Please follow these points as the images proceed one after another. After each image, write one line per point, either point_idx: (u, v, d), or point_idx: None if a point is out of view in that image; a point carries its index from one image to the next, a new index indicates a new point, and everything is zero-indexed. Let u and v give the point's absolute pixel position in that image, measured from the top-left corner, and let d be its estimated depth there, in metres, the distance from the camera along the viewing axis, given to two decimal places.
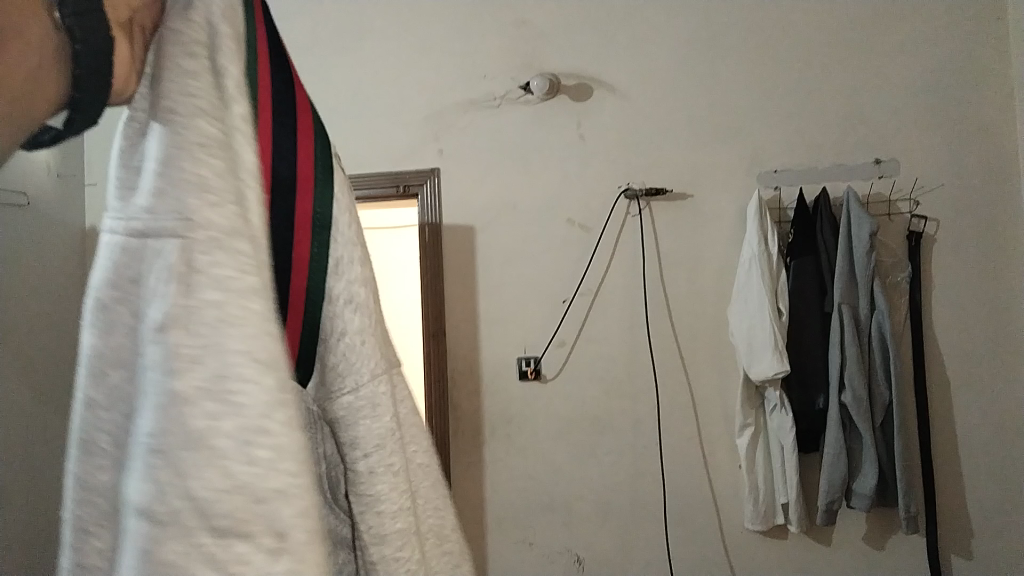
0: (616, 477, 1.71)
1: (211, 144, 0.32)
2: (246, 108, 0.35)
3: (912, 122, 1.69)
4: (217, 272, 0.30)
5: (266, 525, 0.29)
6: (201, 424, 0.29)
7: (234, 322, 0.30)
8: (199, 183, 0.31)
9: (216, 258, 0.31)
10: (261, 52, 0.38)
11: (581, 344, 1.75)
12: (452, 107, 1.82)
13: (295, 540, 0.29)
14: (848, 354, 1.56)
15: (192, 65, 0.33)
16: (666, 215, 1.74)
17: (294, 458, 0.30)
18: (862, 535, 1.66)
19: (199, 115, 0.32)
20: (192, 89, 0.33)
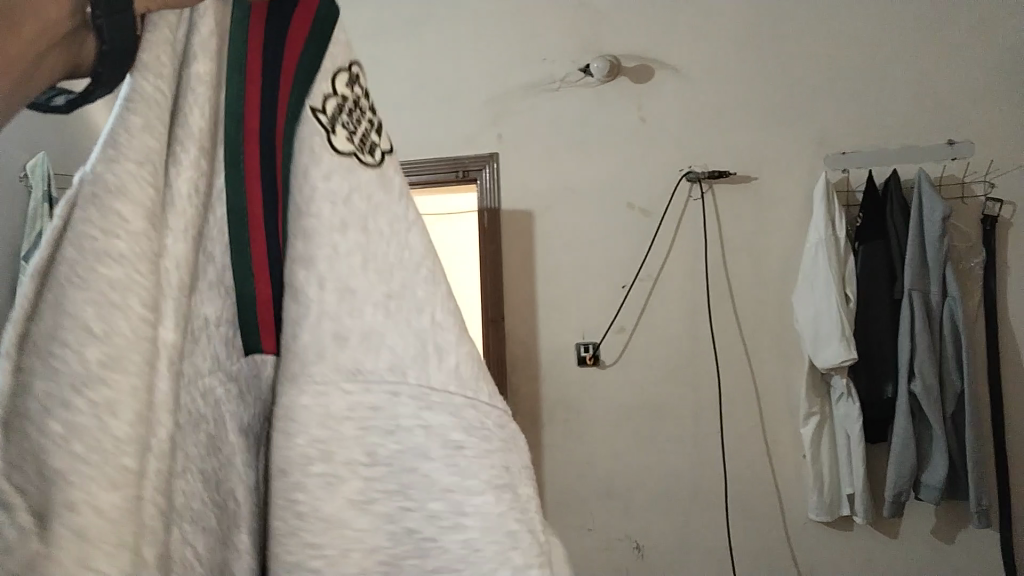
0: (675, 464, 1.69)
1: (139, 99, 0.32)
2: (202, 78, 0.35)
3: (989, 101, 1.61)
4: (85, 223, 0.29)
5: (35, 501, 0.27)
6: (39, 379, 0.28)
7: (93, 282, 0.28)
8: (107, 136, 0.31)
9: (92, 210, 0.29)
10: (254, 16, 0.38)
11: (640, 330, 1.73)
12: (511, 92, 1.80)
13: (53, 537, 0.26)
14: (918, 342, 1.51)
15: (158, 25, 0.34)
16: (729, 199, 1.70)
17: (118, 455, 0.27)
18: (931, 528, 1.61)
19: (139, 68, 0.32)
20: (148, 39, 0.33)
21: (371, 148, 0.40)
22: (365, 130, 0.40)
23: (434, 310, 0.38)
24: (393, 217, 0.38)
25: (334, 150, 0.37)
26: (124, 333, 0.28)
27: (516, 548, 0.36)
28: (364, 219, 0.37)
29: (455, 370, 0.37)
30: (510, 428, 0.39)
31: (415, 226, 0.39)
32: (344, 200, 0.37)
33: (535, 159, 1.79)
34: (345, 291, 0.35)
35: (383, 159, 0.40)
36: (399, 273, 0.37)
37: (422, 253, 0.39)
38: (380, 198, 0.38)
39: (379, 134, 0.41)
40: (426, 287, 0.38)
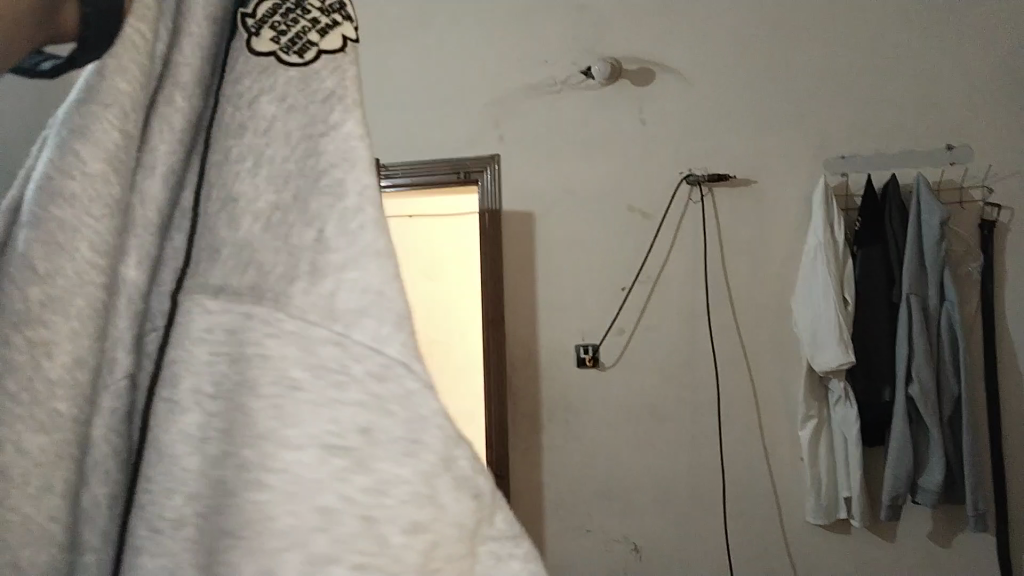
0: (674, 466, 1.70)
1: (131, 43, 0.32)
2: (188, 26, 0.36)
3: (988, 106, 1.62)
4: (65, 170, 0.30)
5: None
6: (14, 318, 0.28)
7: (73, 228, 0.29)
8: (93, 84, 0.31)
9: (66, 157, 0.30)
10: None
11: (639, 332, 1.73)
12: (513, 94, 1.81)
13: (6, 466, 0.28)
14: (916, 346, 1.52)
15: None
16: (728, 202, 1.71)
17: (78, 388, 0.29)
18: (928, 531, 1.62)
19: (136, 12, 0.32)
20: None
21: (301, 49, 0.36)
22: (304, 28, 0.36)
23: (342, 227, 0.33)
24: (311, 120, 0.34)
25: (250, 50, 0.36)
26: (73, 272, 0.29)
27: (325, 530, 0.29)
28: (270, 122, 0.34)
29: (350, 298, 0.32)
30: (397, 388, 0.31)
31: (343, 131, 0.34)
32: (245, 103, 0.35)
33: (537, 161, 1.80)
34: (226, 197, 0.33)
35: (315, 60, 0.36)
36: (302, 182, 0.33)
37: (336, 161, 0.33)
38: (296, 98, 0.35)
39: (329, 33, 0.37)
40: (334, 200, 0.33)
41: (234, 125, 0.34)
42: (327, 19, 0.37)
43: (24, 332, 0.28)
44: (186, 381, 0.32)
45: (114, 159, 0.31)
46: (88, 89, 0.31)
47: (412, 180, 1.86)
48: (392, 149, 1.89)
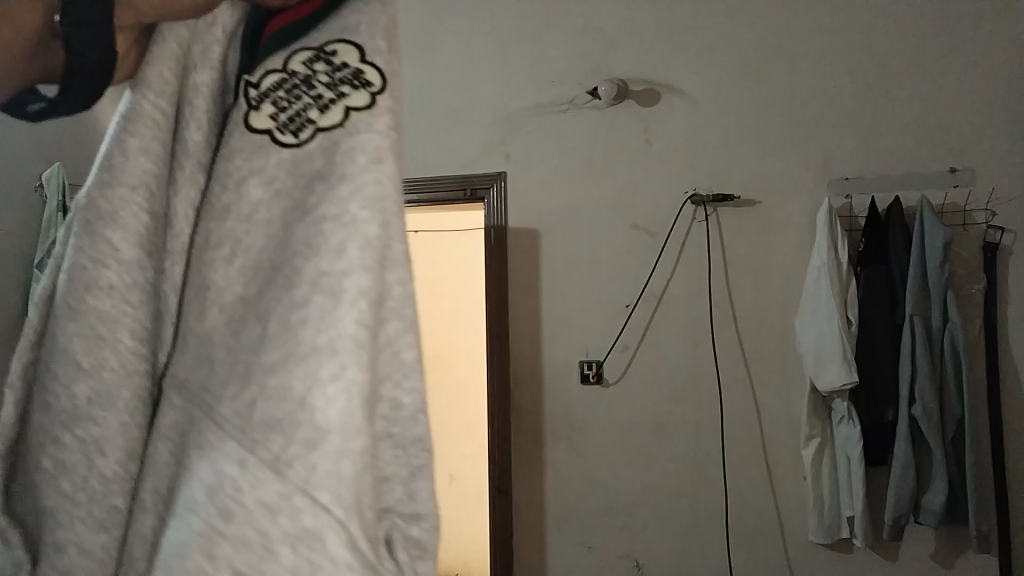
0: (677, 484, 1.71)
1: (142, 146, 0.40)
2: (203, 98, 0.42)
3: (991, 130, 1.63)
4: (91, 263, 0.38)
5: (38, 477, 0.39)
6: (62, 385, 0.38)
7: (101, 311, 0.38)
8: (109, 181, 0.39)
9: (88, 251, 0.39)
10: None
11: (643, 350, 1.74)
12: (520, 112, 1.84)
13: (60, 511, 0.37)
14: (920, 367, 1.52)
15: (161, 63, 0.41)
16: (733, 222, 1.72)
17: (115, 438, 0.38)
18: (931, 552, 1.62)
19: (145, 115, 0.40)
20: (152, 83, 0.40)
21: (298, 127, 0.41)
22: (305, 105, 0.42)
23: (302, 312, 0.38)
24: (291, 207, 0.41)
25: (248, 124, 0.41)
26: (117, 361, 0.38)
27: None
28: (255, 207, 0.40)
29: (289, 378, 0.38)
30: (284, 507, 0.36)
31: (318, 220, 0.40)
32: (236, 181, 0.40)
33: (544, 179, 1.81)
34: (199, 283, 0.39)
35: (310, 138, 0.41)
36: (271, 268, 0.40)
37: (304, 255, 0.39)
38: (285, 182, 0.41)
39: (332, 108, 0.42)
40: (292, 290, 0.39)
41: (221, 204, 0.40)
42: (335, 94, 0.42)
43: (72, 430, 0.38)
44: (166, 424, 0.39)
45: (136, 243, 0.39)
46: (106, 178, 0.40)
47: (420, 197, 1.88)
48: None
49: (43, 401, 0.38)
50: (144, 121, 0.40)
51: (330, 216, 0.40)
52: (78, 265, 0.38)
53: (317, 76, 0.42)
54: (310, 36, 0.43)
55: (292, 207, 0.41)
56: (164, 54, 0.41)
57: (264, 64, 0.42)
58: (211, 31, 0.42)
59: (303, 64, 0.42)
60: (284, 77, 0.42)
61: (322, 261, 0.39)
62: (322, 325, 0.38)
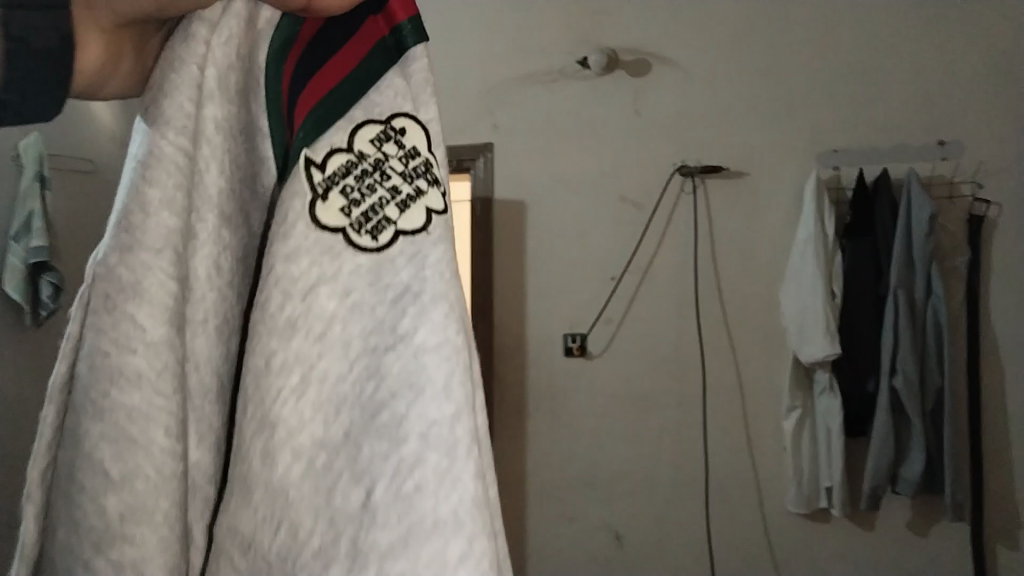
0: (659, 455, 1.72)
1: (167, 179, 0.31)
2: (219, 109, 0.33)
3: (981, 104, 1.62)
4: (118, 342, 0.29)
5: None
6: (88, 509, 0.29)
7: (132, 407, 0.29)
8: (131, 234, 0.30)
9: (111, 329, 0.29)
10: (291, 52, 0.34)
11: (628, 320, 1.74)
12: (507, 81, 1.80)
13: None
14: (901, 340, 1.52)
15: (177, 78, 0.32)
16: (720, 193, 1.71)
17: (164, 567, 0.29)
18: (907, 523, 1.65)
19: (163, 142, 0.31)
20: (168, 105, 0.31)
21: (376, 228, 0.33)
22: (381, 198, 0.33)
23: (402, 468, 0.30)
24: (371, 328, 0.32)
25: (315, 222, 0.32)
26: (152, 465, 0.29)
27: None
28: (327, 321, 0.31)
29: (413, 569, 0.29)
30: None
31: (418, 349, 0.31)
32: (302, 290, 0.31)
33: (531, 148, 1.79)
34: (265, 415, 0.31)
35: (389, 244, 0.33)
36: (358, 412, 0.31)
37: (396, 392, 0.31)
38: (361, 292, 0.32)
39: (409, 206, 0.34)
40: (391, 445, 0.30)
41: (284, 316, 0.31)
42: (413, 181, 0.34)
43: (108, 552, 0.28)
44: None
45: (165, 325, 0.30)
46: (125, 238, 0.30)
47: None
48: None
49: (64, 539, 0.29)
50: (163, 166, 0.31)
51: (432, 347, 0.31)
52: (93, 357, 0.29)
53: (390, 156, 0.34)
54: (363, 103, 0.35)
55: (375, 321, 0.32)
56: (181, 80, 0.32)
57: (322, 141, 0.33)
58: (213, 49, 0.32)
59: (371, 139, 0.34)
60: (351, 157, 0.33)
61: (417, 404, 0.31)
62: (438, 492, 0.30)
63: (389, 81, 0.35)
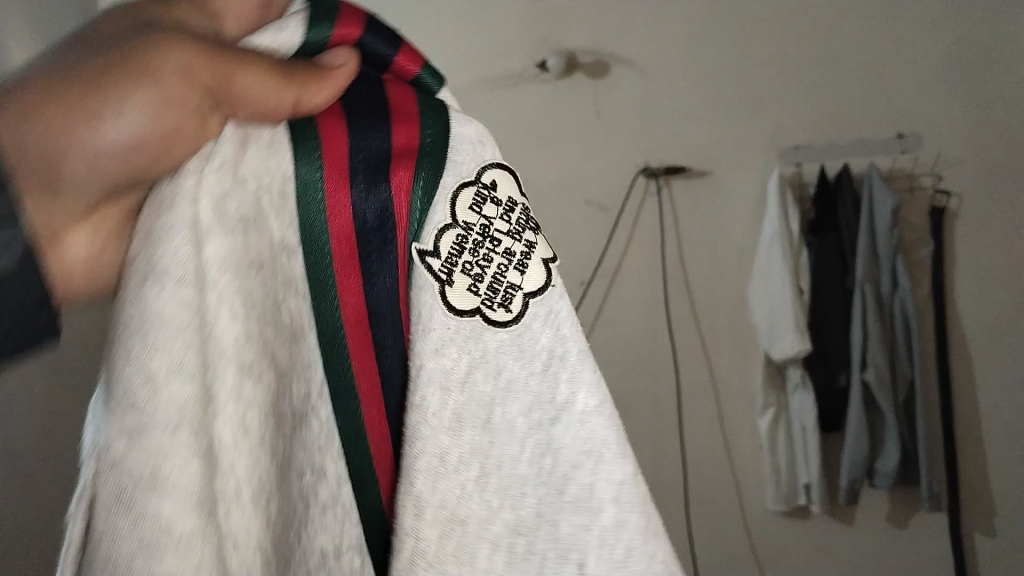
0: (637, 458, 1.71)
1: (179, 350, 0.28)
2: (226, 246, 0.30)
3: (936, 95, 1.65)
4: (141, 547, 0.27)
5: None
6: None
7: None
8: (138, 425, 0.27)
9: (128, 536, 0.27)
10: (331, 158, 0.33)
11: (599, 325, 1.73)
12: (467, 87, 1.78)
13: None
14: (870, 332, 1.53)
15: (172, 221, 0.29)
16: (685, 194, 1.71)
17: None
18: (885, 514, 1.68)
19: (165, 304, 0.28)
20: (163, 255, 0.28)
21: (506, 299, 0.35)
22: (499, 266, 0.35)
23: (598, 534, 0.32)
24: (533, 403, 0.33)
25: (451, 309, 0.33)
26: None
27: None
28: (489, 405, 0.33)
29: None
30: None
31: (575, 421, 0.33)
32: (461, 375, 0.32)
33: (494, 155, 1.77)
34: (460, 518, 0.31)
35: (522, 311, 0.35)
36: (542, 490, 0.33)
37: (574, 464, 0.33)
38: (513, 368, 0.33)
39: (527, 267, 0.36)
40: (587, 514, 0.33)
41: (450, 412, 0.32)
42: (519, 235, 0.36)
43: None
44: None
45: (191, 488, 0.28)
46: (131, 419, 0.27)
47: None
48: None
49: None
50: (163, 325, 0.28)
51: (587, 417, 0.33)
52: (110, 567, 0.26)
53: (494, 217, 0.36)
54: (450, 166, 0.35)
55: (530, 398, 0.33)
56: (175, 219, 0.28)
57: (430, 228, 0.34)
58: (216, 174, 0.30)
59: (472, 207, 0.35)
60: (464, 232, 0.35)
61: (589, 466, 0.33)
62: (635, 545, 0.33)
63: (458, 135, 0.36)
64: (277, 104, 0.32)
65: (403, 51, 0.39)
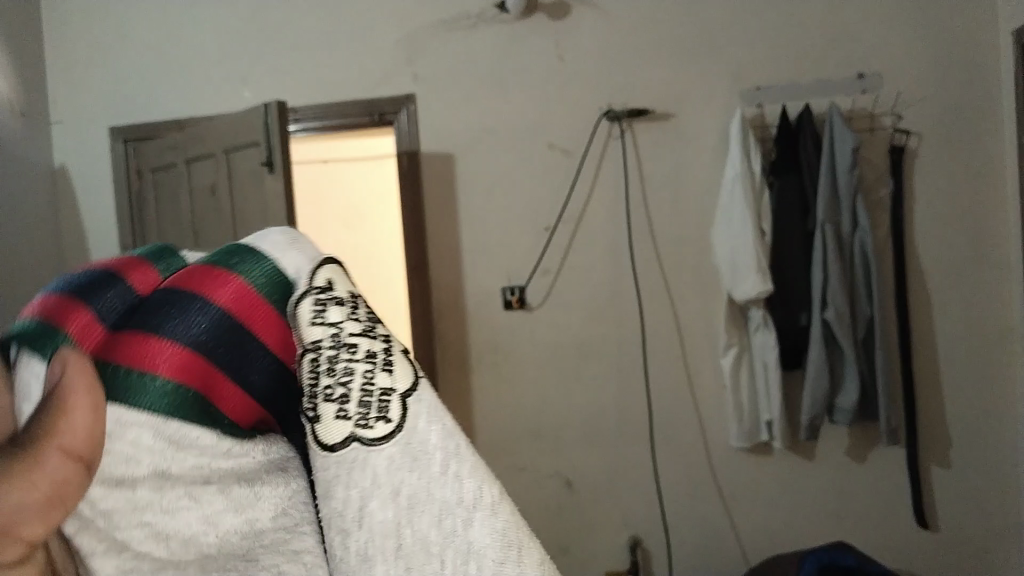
0: (604, 399, 1.75)
1: None
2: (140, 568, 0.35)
3: (895, 34, 1.66)
4: None
5: None
6: None
7: None
8: None
9: None
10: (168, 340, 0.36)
11: (564, 270, 1.74)
12: (425, 29, 1.74)
13: None
14: (831, 272, 1.55)
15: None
16: (648, 136, 1.71)
17: None
18: (845, 448, 1.73)
19: None
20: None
21: (382, 406, 0.37)
22: (366, 370, 0.38)
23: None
24: (441, 513, 0.36)
25: (329, 443, 0.37)
26: None
27: None
28: (397, 527, 0.36)
29: None
30: None
31: (483, 518, 0.36)
32: (361, 511, 0.36)
33: (456, 100, 1.75)
34: None
35: (404, 415, 0.37)
36: None
37: (491, 555, 0.35)
38: (412, 484, 0.36)
39: (391, 365, 0.38)
40: None
41: (358, 545, 0.36)
42: (373, 331, 0.39)
43: None
44: None
45: None
46: None
47: (325, 125, 1.78)
48: (299, 88, 1.79)
49: None
50: None
51: (489, 511, 0.36)
52: None
53: (342, 322, 0.38)
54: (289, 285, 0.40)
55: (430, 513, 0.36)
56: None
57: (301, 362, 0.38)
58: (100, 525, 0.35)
59: (313, 321, 0.38)
60: (316, 351, 0.38)
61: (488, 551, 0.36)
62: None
63: (281, 258, 0.40)
64: (37, 492, 0.29)
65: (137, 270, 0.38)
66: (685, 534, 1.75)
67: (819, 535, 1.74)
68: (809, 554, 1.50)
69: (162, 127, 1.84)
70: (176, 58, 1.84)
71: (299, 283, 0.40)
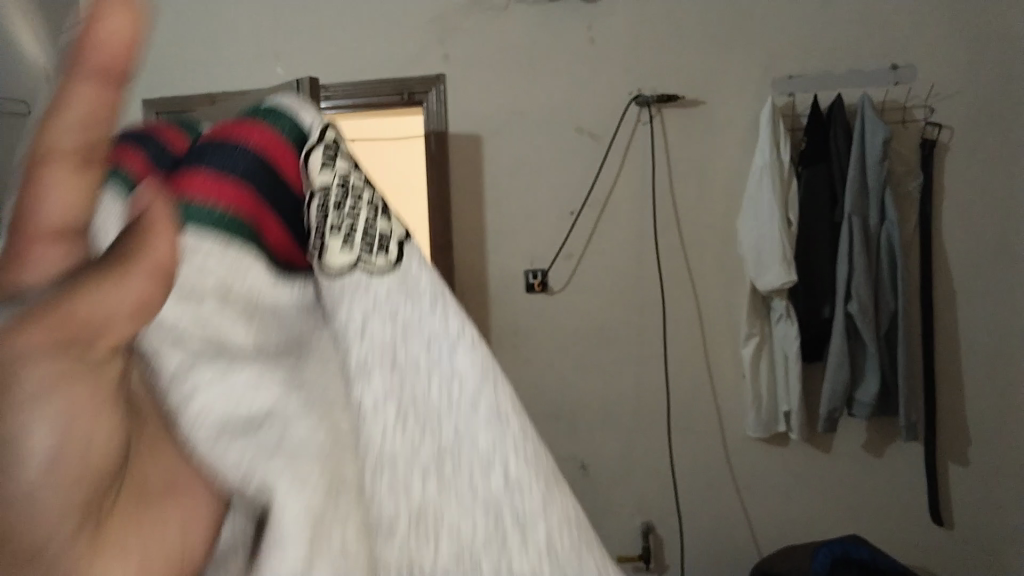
0: (622, 385, 1.75)
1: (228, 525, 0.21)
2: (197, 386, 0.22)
3: (933, 26, 1.64)
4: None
5: None
6: None
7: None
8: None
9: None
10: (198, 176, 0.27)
11: (588, 254, 1.74)
12: (455, 8, 1.73)
13: None
14: (856, 265, 1.54)
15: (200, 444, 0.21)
16: (677, 122, 1.70)
17: None
18: (862, 442, 1.72)
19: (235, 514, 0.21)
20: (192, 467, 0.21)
21: (381, 244, 0.30)
22: (367, 213, 0.30)
23: (552, 556, 0.25)
24: (428, 339, 0.28)
25: (323, 267, 0.28)
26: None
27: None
28: (389, 346, 0.27)
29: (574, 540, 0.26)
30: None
31: (465, 348, 0.28)
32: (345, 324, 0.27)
33: (485, 80, 1.74)
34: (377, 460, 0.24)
35: (401, 256, 0.30)
36: (453, 415, 0.26)
37: (480, 385, 0.27)
38: (406, 311, 0.28)
39: (390, 219, 0.31)
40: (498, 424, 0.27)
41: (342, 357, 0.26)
42: (374, 190, 0.32)
43: None
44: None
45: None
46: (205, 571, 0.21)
47: (353, 102, 1.78)
48: (328, 65, 1.79)
49: None
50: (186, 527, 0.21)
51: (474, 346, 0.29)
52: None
53: (346, 173, 0.31)
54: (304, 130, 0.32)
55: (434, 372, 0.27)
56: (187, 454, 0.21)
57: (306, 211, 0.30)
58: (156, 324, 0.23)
59: (323, 167, 0.31)
60: (324, 194, 0.30)
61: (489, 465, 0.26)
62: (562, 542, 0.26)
63: (292, 109, 0.32)
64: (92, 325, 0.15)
65: (161, 136, 0.31)
66: (698, 522, 1.76)
67: (833, 528, 1.74)
68: (823, 547, 1.50)
69: (192, 101, 1.84)
70: (207, 31, 1.84)
71: (311, 135, 0.32)
